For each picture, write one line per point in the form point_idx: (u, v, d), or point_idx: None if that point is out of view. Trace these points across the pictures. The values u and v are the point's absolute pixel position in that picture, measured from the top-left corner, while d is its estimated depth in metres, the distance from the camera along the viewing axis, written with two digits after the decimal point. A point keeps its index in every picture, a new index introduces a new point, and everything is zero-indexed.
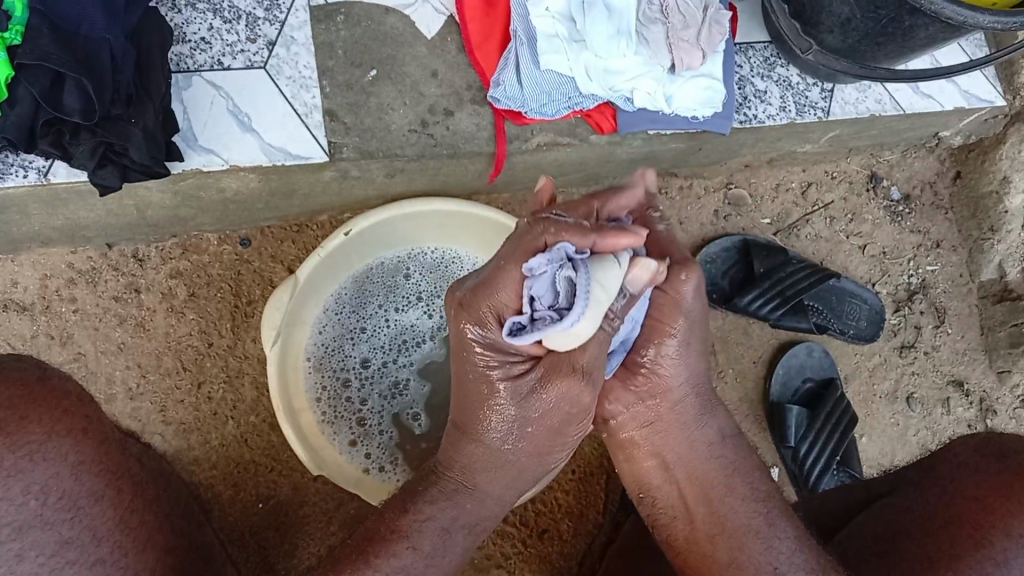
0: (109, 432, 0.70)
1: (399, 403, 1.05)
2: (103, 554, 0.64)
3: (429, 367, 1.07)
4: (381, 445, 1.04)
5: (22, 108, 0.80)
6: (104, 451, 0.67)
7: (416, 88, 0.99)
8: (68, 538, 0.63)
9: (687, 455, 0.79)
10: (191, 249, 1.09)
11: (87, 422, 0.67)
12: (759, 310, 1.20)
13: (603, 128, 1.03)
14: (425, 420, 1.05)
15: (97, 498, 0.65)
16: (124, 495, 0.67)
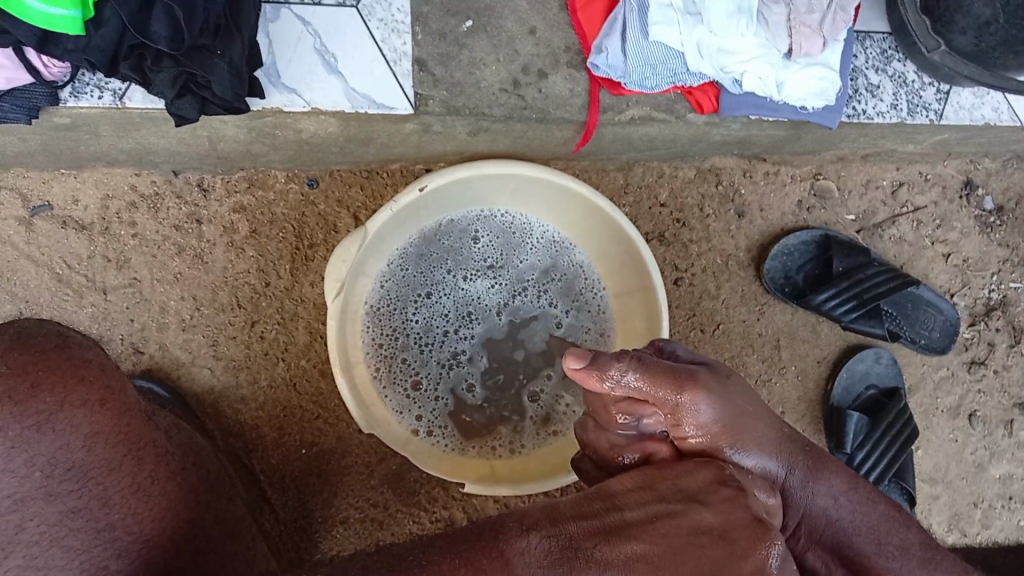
0: (131, 402, 0.64)
1: (458, 368, 1.03)
2: (113, 520, 0.60)
3: (489, 340, 1.04)
4: (435, 411, 1.01)
5: (107, 30, 0.75)
6: (125, 422, 0.62)
7: (511, 44, 0.94)
8: (77, 506, 0.59)
9: None
10: (257, 184, 1.05)
11: (106, 391, 0.61)
12: (833, 310, 1.15)
13: (704, 107, 0.96)
14: (480, 391, 1.02)
15: (112, 467, 0.61)
16: (145, 466, 0.63)
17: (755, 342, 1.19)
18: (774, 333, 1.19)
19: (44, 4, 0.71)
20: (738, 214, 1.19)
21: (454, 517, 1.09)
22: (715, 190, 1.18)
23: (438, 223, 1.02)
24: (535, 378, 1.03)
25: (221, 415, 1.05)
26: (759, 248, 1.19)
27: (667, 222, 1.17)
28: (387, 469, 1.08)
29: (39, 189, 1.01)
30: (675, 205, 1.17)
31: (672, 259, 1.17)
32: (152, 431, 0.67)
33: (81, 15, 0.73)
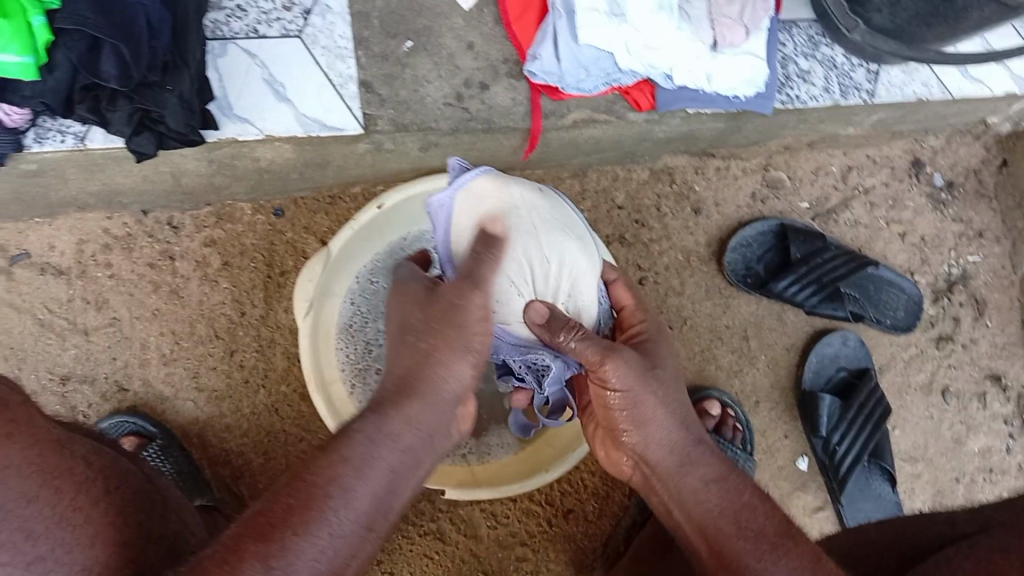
0: (40, 436, 0.60)
1: None
2: (42, 551, 0.55)
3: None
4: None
5: (61, 74, 0.80)
6: (37, 450, 0.58)
7: (452, 61, 0.99)
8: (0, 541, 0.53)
9: (687, 500, 0.73)
10: (225, 218, 1.09)
11: (13, 425, 0.58)
12: (796, 296, 1.19)
13: (641, 106, 1.01)
14: None
15: (30, 499, 0.56)
16: (62, 496, 0.59)
17: (724, 334, 1.21)
18: (741, 324, 1.22)
19: None
20: (694, 210, 1.23)
21: (443, 528, 1.10)
22: (670, 190, 1.22)
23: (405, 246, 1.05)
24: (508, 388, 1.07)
25: (206, 444, 1.08)
26: (719, 242, 1.23)
27: (626, 224, 1.21)
28: None
29: (17, 239, 1.06)
30: (632, 207, 1.21)
31: (634, 259, 1.21)
32: (69, 458, 0.62)
33: (34, 61, 0.77)
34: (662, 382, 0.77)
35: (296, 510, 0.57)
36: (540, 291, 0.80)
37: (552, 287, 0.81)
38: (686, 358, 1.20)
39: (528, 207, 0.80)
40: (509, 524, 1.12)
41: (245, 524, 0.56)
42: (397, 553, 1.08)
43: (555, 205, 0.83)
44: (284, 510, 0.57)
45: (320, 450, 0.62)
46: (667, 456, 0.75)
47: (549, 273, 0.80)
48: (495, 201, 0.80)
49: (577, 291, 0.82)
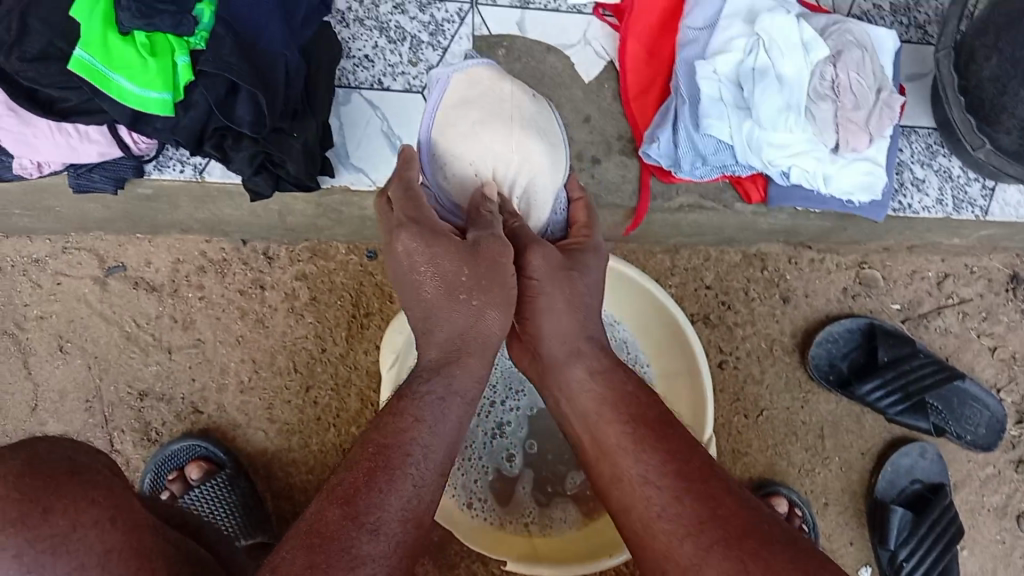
0: (144, 521, 0.64)
1: (500, 444, 1.05)
2: None
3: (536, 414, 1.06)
4: (480, 483, 1.03)
5: (196, 113, 0.81)
6: (135, 536, 0.61)
7: (567, 132, 0.99)
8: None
9: (575, 396, 0.73)
10: (319, 254, 1.10)
11: (117, 510, 0.61)
12: (879, 401, 1.17)
13: (751, 198, 0.99)
14: (518, 462, 1.05)
15: None
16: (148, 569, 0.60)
17: (799, 430, 1.19)
18: (818, 422, 1.20)
19: (140, 88, 0.78)
20: (783, 299, 1.21)
21: None
22: (761, 275, 1.20)
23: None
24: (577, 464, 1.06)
25: (272, 476, 1.09)
26: (804, 333, 1.21)
27: (712, 305, 1.19)
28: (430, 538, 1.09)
29: (115, 251, 1.07)
30: (720, 288, 1.19)
31: (717, 341, 1.19)
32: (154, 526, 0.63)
33: (171, 97, 0.80)
34: (577, 284, 0.76)
35: (380, 470, 0.61)
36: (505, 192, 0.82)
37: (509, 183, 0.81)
38: (758, 451, 1.18)
39: (511, 94, 0.84)
40: None
41: (323, 502, 0.60)
42: None
43: (540, 109, 0.86)
44: (371, 469, 0.61)
45: (392, 414, 0.66)
46: (556, 347, 0.75)
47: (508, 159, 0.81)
48: (482, 80, 0.84)
49: (534, 187, 0.83)
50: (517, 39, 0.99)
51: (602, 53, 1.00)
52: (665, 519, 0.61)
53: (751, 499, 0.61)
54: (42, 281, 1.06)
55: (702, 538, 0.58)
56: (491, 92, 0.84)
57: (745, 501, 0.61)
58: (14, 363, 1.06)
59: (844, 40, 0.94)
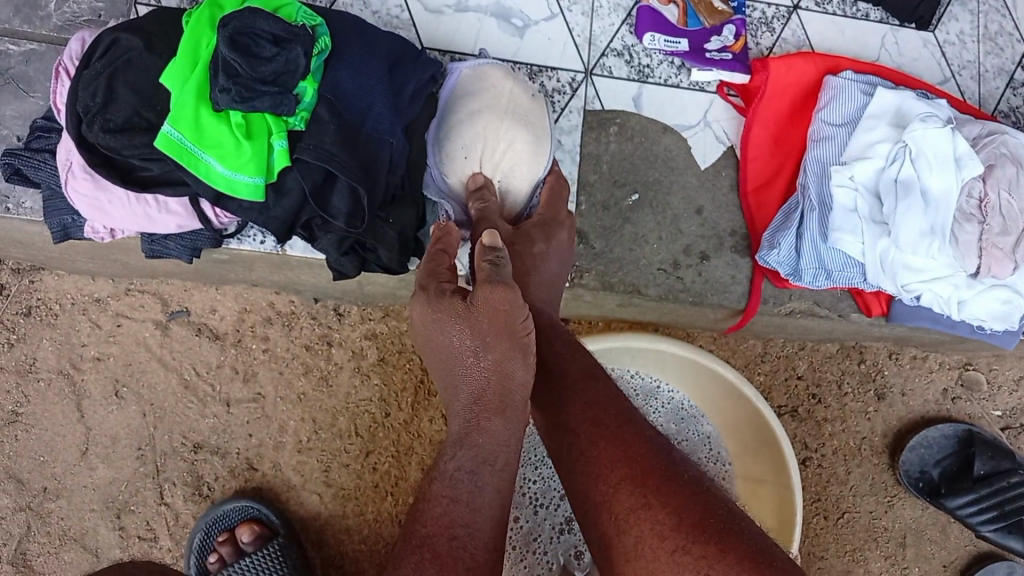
0: None
1: (569, 540, 1.00)
2: None
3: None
4: None
5: (289, 200, 0.74)
6: None
7: (675, 223, 0.90)
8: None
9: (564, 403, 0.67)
10: (392, 314, 1.04)
11: None
12: (969, 517, 1.09)
13: (872, 311, 0.91)
14: (588, 557, 1.00)
15: None
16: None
17: (880, 537, 1.11)
18: (901, 529, 1.12)
19: (231, 171, 0.71)
20: (877, 395, 1.13)
21: None
22: (857, 368, 1.12)
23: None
24: None
25: (323, 543, 1.04)
26: (896, 434, 1.13)
27: (801, 397, 1.11)
28: None
29: (181, 295, 1.01)
30: (812, 379, 1.11)
31: (802, 437, 1.11)
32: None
33: (264, 181, 0.72)
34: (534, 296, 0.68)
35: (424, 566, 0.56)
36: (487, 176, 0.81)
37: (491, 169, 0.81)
38: (835, 556, 1.11)
39: (512, 91, 0.82)
40: None
41: None
42: None
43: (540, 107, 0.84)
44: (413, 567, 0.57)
45: (426, 501, 0.62)
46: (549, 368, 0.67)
47: (498, 154, 0.80)
48: (486, 74, 0.83)
49: (513, 177, 0.81)
50: (631, 115, 0.91)
51: (722, 137, 0.93)
52: (603, 484, 0.60)
53: (657, 436, 0.63)
54: (102, 321, 1.01)
55: (616, 477, 0.60)
56: (492, 86, 0.82)
57: (651, 439, 0.63)
58: (68, 404, 1.01)
59: (996, 154, 0.85)
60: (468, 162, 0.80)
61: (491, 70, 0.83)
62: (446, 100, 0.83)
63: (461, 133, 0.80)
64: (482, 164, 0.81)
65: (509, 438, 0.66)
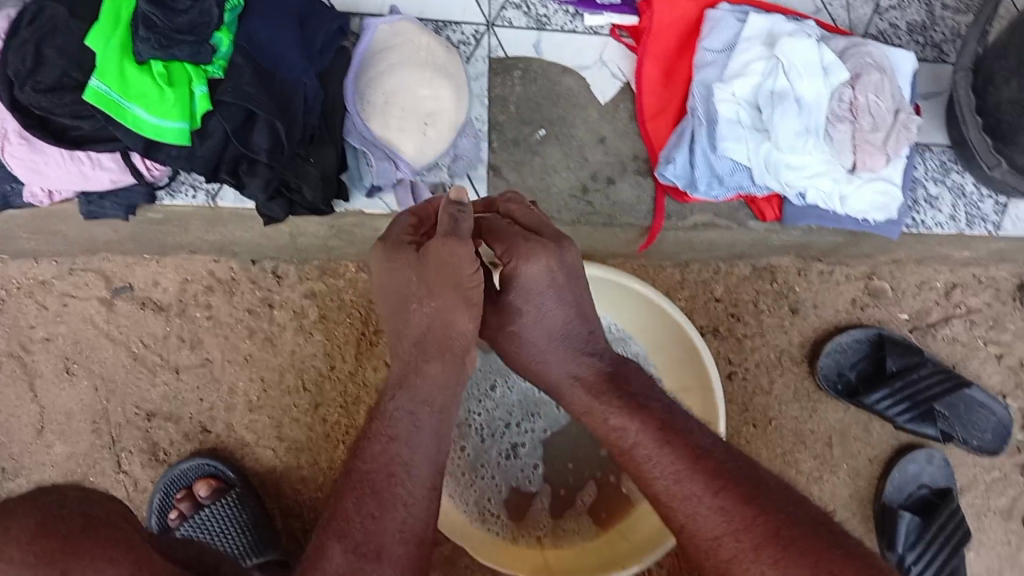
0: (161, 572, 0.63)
1: (514, 465, 1.09)
2: None
3: (547, 437, 1.11)
4: (493, 500, 1.07)
5: (213, 141, 0.79)
6: None
7: (582, 152, 0.98)
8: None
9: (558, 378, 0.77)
10: (328, 272, 1.09)
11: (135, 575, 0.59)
12: (886, 410, 1.17)
13: (766, 216, 1.00)
14: (537, 480, 1.10)
15: None
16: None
17: (808, 439, 1.19)
18: (826, 430, 1.20)
19: (156, 118, 0.76)
20: (791, 310, 1.21)
21: None
22: (770, 287, 1.20)
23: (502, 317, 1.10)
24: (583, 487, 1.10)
25: (281, 493, 1.09)
26: (813, 344, 1.21)
27: (722, 316, 1.19)
28: (440, 553, 1.09)
29: (123, 272, 1.05)
30: (730, 300, 1.19)
31: (726, 353, 1.19)
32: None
33: (188, 126, 0.78)
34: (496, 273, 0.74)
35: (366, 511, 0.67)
36: (410, 116, 0.85)
37: (414, 109, 0.85)
38: (767, 460, 1.19)
39: (428, 45, 0.88)
40: None
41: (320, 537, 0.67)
42: None
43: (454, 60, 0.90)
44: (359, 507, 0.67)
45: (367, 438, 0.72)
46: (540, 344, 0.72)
47: (421, 100, 0.85)
48: (403, 31, 0.88)
49: (435, 118, 0.86)
50: (533, 60, 0.97)
51: (618, 74, 0.99)
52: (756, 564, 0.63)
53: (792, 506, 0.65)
54: (49, 303, 1.05)
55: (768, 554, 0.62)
56: (409, 38, 0.88)
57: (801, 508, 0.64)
58: (21, 386, 1.05)
59: (863, 62, 0.93)
60: (391, 103, 0.84)
61: (405, 25, 0.89)
62: (361, 52, 0.87)
63: (383, 78, 0.85)
64: (403, 106, 0.85)
65: (447, 379, 0.75)
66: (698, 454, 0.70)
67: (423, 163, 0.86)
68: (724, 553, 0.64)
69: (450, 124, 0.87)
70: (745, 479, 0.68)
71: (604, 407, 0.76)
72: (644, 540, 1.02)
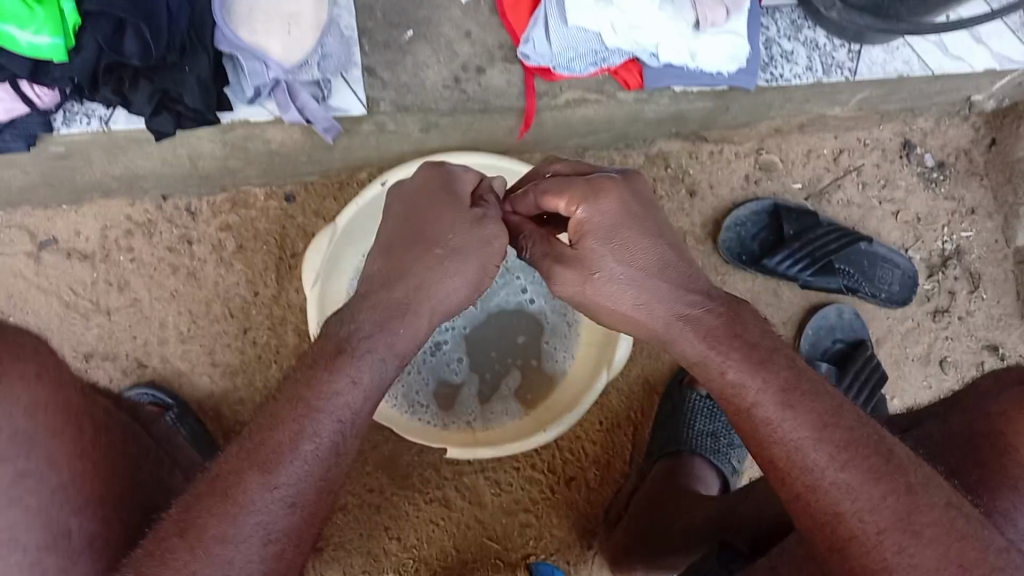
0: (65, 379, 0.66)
1: (437, 360, 1.10)
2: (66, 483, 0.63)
3: (470, 331, 1.11)
4: (421, 393, 1.09)
5: (87, 53, 0.86)
6: (58, 396, 0.64)
7: (451, 47, 1.04)
8: (26, 468, 0.61)
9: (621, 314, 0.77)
10: (240, 203, 1.15)
11: (42, 368, 0.64)
12: (789, 270, 1.23)
13: (630, 85, 1.06)
14: (462, 370, 1.11)
15: (54, 434, 0.63)
16: (86, 432, 0.66)
17: None
18: (737, 298, 1.26)
19: (31, 36, 0.83)
20: (690, 193, 1.27)
21: (448, 496, 1.13)
22: (666, 173, 1.26)
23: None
24: (508, 375, 1.11)
25: (220, 417, 1.14)
26: (714, 222, 1.27)
27: None
28: (379, 454, 1.12)
29: (46, 225, 1.12)
30: None
31: None
32: (89, 405, 0.69)
33: (63, 42, 0.85)
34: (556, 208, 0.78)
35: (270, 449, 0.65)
36: (273, 17, 0.92)
37: (277, 10, 0.92)
38: None
39: None
40: (512, 492, 1.14)
41: (242, 461, 0.65)
42: (403, 519, 1.11)
43: None
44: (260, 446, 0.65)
45: (320, 369, 0.69)
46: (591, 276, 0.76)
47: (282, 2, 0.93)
48: None
49: (297, 17, 0.94)
50: None
51: None
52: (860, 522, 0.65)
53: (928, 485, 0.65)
54: None
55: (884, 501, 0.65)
56: None
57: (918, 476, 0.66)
58: None
59: None
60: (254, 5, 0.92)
61: None
62: None
63: None
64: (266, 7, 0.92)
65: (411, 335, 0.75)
66: (824, 420, 0.68)
67: (292, 61, 0.93)
68: (841, 535, 0.65)
69: (311, 24, 0.94)
70: (875, 450, 0.66)
71: (720, 356, 0.72)
72: (599, 358, 1.06)
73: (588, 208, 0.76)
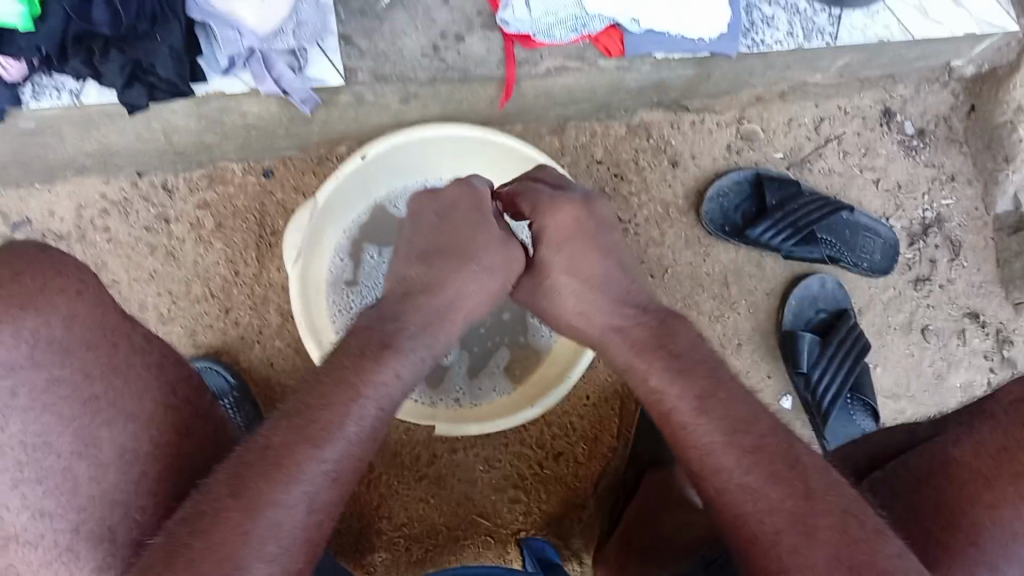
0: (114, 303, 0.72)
1: None
2: (97, 392, 0.68)
3: None
4: None
5: (54, 22, 0.84)
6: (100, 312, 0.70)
7: (428, 15, 1.02)
8: (58, 376, 0.67)
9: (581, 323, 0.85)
10: (217, 180, 1.13)
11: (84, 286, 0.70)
12: (772, 241, 1.22)
13: (611, 53, 1.05)
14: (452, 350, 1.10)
15: (89, 346, 0.69)
16: (122, 352, 0.70)
17: (704, 281, 1.25)
18: (721, 271, 1.26)
19: None
20: (672, 163, 1.27)
21: (438, 473, 1.12)
22: (648, 144, 1.26)
23: (396, 208, 1.14)
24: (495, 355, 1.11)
25: None
26: (696, 193, 1.27)
27: (606, 178, 1.25)
28: None
29: (19, 206, 1.10)
30: (611, 161, 1.25)
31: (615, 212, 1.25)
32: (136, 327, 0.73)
33: (29, 11, 0.82)
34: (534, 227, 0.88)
35: (314, 426, 0.69)
36: None
37: None
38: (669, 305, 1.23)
39: None
40: (502, 468, 1.14)
41: (291, 432, 0.68)
42: (393, 497, 1.11)
43: None
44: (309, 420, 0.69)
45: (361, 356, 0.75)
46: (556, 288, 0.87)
47: None
48: None
49: None
50: None
51: None
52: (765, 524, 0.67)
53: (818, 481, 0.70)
54: None
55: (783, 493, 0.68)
56: None
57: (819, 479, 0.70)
58: None
59: None
60: None
61: None
62: None
63: None
64: None
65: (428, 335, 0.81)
66: (736, 426, 0.72)
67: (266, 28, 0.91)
68: (746, 533, 0.67)
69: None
70: (782, 457, 0.70)
71: (643, 364, 0.80)
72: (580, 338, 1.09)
73: (547, 220, 0.87)
